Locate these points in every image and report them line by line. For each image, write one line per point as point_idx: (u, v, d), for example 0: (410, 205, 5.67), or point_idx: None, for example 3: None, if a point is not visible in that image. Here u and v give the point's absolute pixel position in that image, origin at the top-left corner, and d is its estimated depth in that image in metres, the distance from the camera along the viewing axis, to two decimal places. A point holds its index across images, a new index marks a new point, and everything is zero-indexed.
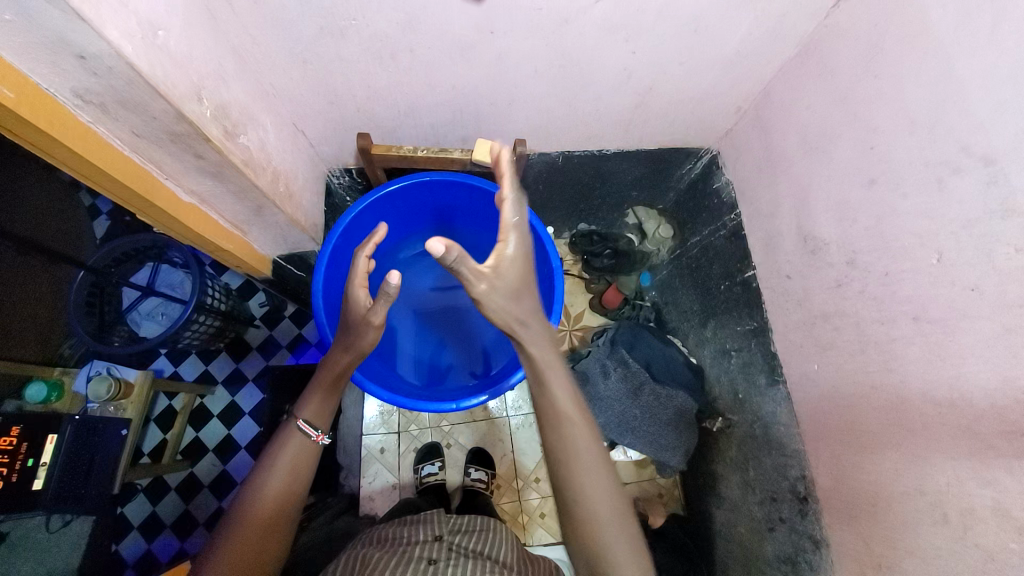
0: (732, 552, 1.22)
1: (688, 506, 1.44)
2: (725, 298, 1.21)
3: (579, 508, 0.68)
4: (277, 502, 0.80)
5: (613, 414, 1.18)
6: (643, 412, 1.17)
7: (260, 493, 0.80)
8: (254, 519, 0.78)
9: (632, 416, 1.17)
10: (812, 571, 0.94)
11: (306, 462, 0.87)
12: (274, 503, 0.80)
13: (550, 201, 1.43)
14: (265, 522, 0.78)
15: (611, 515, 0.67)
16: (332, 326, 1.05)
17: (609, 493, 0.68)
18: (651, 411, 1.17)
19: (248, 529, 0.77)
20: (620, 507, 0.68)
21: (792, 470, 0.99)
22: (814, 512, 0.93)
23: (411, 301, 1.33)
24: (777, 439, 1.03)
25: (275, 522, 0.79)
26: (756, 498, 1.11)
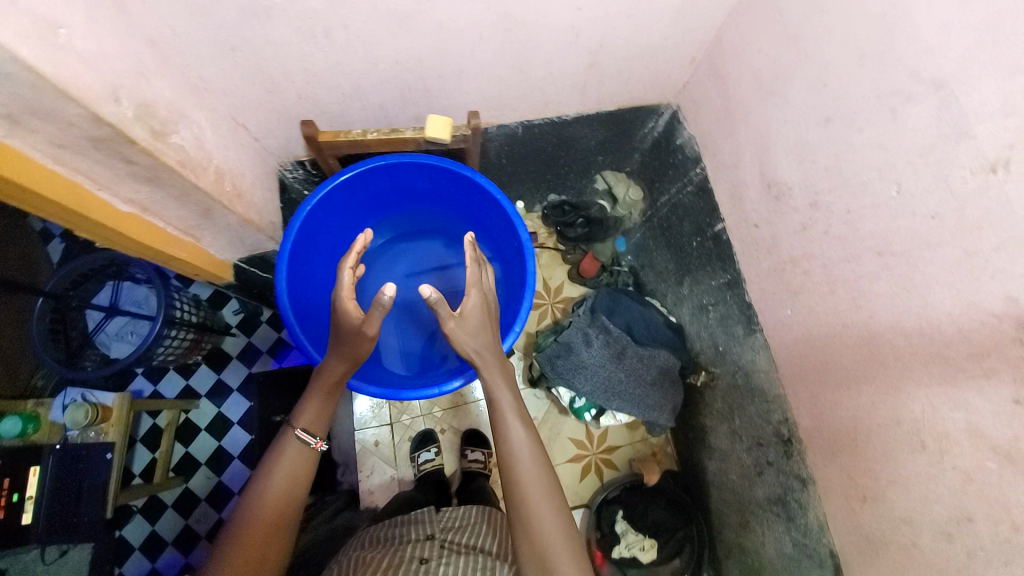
0: (725, 499, 1.26)
1: (681, 460, 1.48)
2: (698, 254, 1.21)
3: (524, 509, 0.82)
4: (278, 507, 0.80)
5: (599, 381, 1.18)
6: (630, 376, 1.17)
7: (261, 498, 0.80)
8: (259, 522, 0.78)
9: (618, 382, 1.17)
10: (801, 509, 0.97)
11: (307, 467, 0.85)
12: (275, 510, 0.80)
13: (516, 175, 1.40)
14: (269, 525, 0.79)
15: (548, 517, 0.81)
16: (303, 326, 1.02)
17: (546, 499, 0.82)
18: (637, 374, 1.17)
19: (254, 530, 0.77)
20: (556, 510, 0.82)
21: (774, 415, 1.01)
22: (799, 452, 0.96)
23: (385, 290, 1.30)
24: (758, 386, 1.05)
25: (278, 526, 0.79)
26: (743, 445, 1.14)
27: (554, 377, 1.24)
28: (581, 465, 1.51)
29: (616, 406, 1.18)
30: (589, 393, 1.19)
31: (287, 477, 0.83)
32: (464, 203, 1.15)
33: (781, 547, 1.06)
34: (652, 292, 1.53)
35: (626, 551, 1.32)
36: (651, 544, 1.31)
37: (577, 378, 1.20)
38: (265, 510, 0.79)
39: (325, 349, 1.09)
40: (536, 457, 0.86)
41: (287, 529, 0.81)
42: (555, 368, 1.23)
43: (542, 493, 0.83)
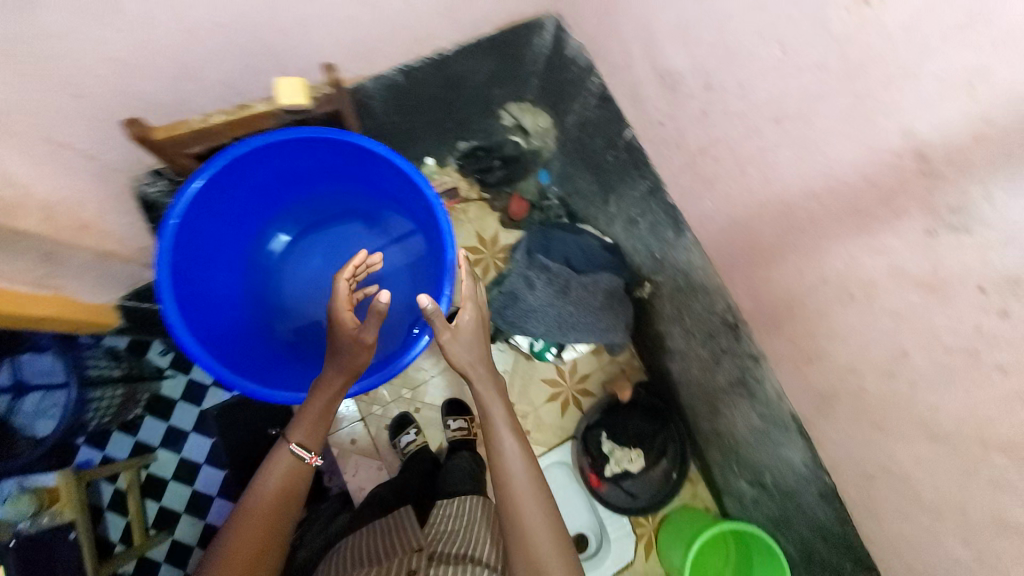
0: (694, 394, 1.31)
1: (649, 371, 1.52)
2: (616, 168, 1.18)
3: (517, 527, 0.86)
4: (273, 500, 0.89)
5: (550, 319, 1.15)
6: (579, 306, 1.14)
7: (260, 494, 0.89)
8: (257, 511, 0.88)
9: (570, 315, 1.15)
10: (759, 383, 1.02)
11: (299, 475, 0.94)
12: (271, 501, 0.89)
13: (415, 129, 1.30)
14: (267, 513, 0.88)
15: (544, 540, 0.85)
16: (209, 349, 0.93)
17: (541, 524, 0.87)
18: (585, 303, 1.15)
19: (254, 518, 0.87)
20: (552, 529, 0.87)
21: (718, 305, 1.03)
22: (746, 333, 0.99)
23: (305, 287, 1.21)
24: (699, 282, 1.06)
25: (273, 527, 0.88)
26: (698, 341, 1.17)
27: (507, 328, 1.21)
28: (558, 401, 1.54)
29: (573, 338, 1.17)
30: (544, 333, 1.17)
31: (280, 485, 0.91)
32: (361, 173, 1.06)
33: (750, 422, 1.12)
34: (584, 219, 1.50)
35: (617, 466, 1.38)
36: (638, 453, 1.37)
37: (529, 322, 1.17)
38: (260, 513, 0.87)
39: (245, 366, 1.00)
40: (532, 475, 0.91)
41: (282, 531, 0.89)
42: (505, 319, 1.20)
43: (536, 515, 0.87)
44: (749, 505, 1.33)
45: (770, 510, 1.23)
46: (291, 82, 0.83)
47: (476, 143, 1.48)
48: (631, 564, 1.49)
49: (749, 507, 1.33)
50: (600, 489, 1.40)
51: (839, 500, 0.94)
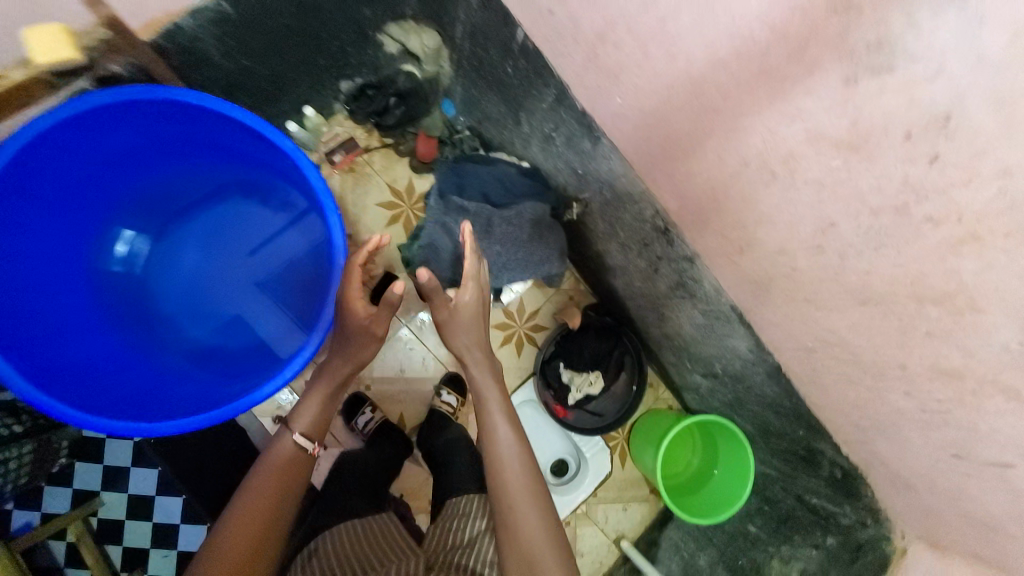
0: (642, 304, 1.31)
1: (597, 292, 1.50)
2: (517, 81, 1.05)
3: (510, 514, 0.88)
4: (281, 474, 0.97)
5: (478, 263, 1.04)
6: (507, 243, 1.03)
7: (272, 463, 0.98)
8: (270, 473, 0.96)
9: (499, 256, 1.04)
10: (697, 284, 1.01)
11: (302, 462, 1.01)
12: (281, 469, 0.97)
13: (281, 73, 1.14)
14: (279, 473, 0.96)
15: (537, 530, 0.87)
16: (60, 386, 0.85)
17: (536, 515, 0.88)
18: (511, 237, 1.03)
19: (268, 481, 0.95)
20: (545, 519, 0.88)
21: (646, 212, 0.98)
22: (677, 235, 0.95)
23: (182, 286, 1.14)
24: (624, 192, 1.00)
25: (277, 502, 0.93)
26: (635, 252, 1.15)
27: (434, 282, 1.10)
28: (510, 341, 1.50)
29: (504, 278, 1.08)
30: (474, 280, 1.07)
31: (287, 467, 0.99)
32: (201, 143, 0.97)
33: (696, 321, 1.13)
34: (500, 147, 1.38)
35: (580, 391, 1.37)
36: (597, 375, 1.36)
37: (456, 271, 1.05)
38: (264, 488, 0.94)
39: (120, 387, 0.93)
40: (523, 460, 0.94)
41: (280, 513, 0.93)
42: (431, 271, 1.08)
43: (527, 499, 0.90)
44: (706, 398, 1.38)
45: (726, 398, 1.28)
46: (47, 27, 0.79)
47: (363, 81, 1.30)
48: (610, 476, 1.55)
49: (707, 399, 1.39)
50: (568, 417, 1.39)
51: (786, 377, 0.97)
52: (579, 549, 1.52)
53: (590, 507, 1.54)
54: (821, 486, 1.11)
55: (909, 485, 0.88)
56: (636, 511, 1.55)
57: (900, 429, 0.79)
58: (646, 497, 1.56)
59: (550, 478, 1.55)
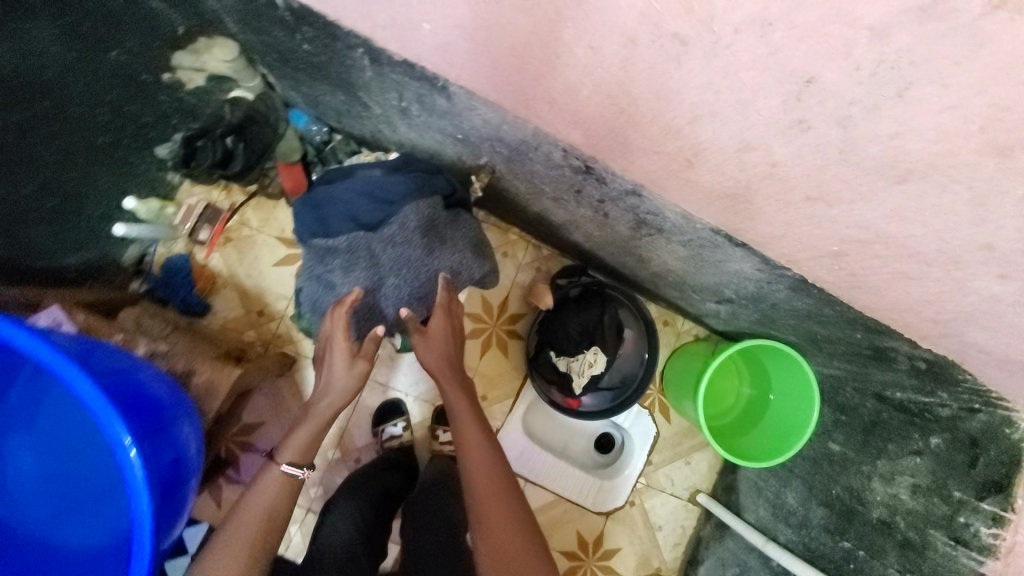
0: (613, 252, 1.06)
1: (562, 250, 1.25)
2: (325, 59, 0.78)
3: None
4: (253, 533, 0.76)
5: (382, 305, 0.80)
6: (403, 268, 0.78)
7: (245, 518, 0.77)
8: (239, 532, 0.75)
9: (401, 287, 0.79)
10: (659, 216, 0.74)
11: (286, 498, 0.81)
12: (255, 528, 0.76)
13: (65, 172, 0.94)
14: (256, 531, 0.76)
15: None
16: None
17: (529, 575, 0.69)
18: (405, 260, 0.78)
19: (236, 539, 0.75)
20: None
21: (555, 155, 0.71)
22: (604, 169, 0.68)
23: None
24: (516, 141, 0.73)
25: (255, 545, 0.75)
26: (572, 203, 0.89)
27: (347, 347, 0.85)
28: (489, 345, 1.29)
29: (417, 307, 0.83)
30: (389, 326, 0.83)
31: (275, 500, 0.80)
32: None
33: (679, 254, 0.86)
34: (375, 141, 1.10)
35: (583, 376, 1.12)
36: (595, 350, 1.11)
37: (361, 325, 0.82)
38: (239, 534, 0.75)
39: None
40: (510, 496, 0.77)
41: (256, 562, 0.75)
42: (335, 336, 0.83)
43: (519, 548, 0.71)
44: (729, 322, 1.14)
45: (752, 318, 1.02)
46: None
47: (189, 133, 1.09)
48: (659, 438, 1.35)
49: (731, 323, 1.14)
50: (583, 406, 1.17)
51: (817, 288, 0.71)
52: (656, 525, 1.35)
53: (652, 480, 1.35)
54: (905, 379, 0.87)
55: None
56: (701, 463, 1.35)
57: (1000, 316, 0.54)
58: (706, 443, 1.36)
59: (592, 458, 1.36)
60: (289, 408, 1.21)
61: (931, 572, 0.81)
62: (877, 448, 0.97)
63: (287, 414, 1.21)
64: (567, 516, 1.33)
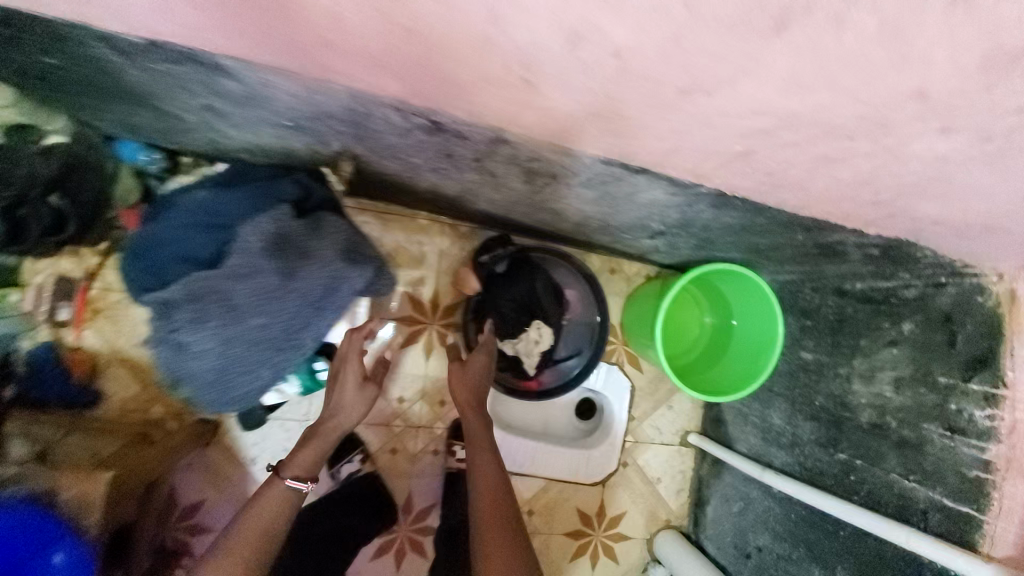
0: (526, 212, 0.93)
1: (479, 222, 1.12)
2: (89, 70, 0.62)
3: None
4: (252, 546, 0.73)
5: (258, 353, 0.64)
6: (263, 302, 0.62)
7: (247, 523, 0.75)
8: (242, 541, 0.73)
9: (272, 325, 0.63)
10: (541, 160, 0.61)
11: (287, 515, 0.78)
12: (253, 545, 0.73)
13: None
14: (258, 541, 0.74)
15: None
16: None
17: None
18: (263, 292, 0.62)
19: (238, 548, 0.72)
20: None
21: (393, 118, 0.57)
22: (452, 121, 0.54)
23: None
24: (345, 113, 0.58)
25: (252, 561, 0.72)
26: (453, 171, 0.75)
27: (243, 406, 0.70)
28: (432, 346, 1.16)
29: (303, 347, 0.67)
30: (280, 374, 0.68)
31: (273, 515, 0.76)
32: None
33: (588, 198, 0.74)
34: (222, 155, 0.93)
35: (533, 357, 1.02)
36: (538, 326, 0.99)
37: (243, 382, 0.66)
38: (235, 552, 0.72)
39: None
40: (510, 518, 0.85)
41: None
42: (222, 399, 0.69)
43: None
44: (672, 255, 1.03)
45: (692, 244, 0.91)
46: None
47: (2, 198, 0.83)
48: (636, 391, 1.26)
49: (675, 255, 1.03)
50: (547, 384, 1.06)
51: (740, 198, 0.59)
52: (654, 477, 1.28)
53: (639, 435, 1.27)
54: (861, 268, 0.81)
55: (990, 229, 0.53)
56: (684, 403, 1.28)
57: (949, 178, 0.43)
58: None
59: (574, 429, 1.27)
60: (227, 474, 1.07)
61: (934, 468, 0.74)
62: (850, 348, 0.89)
63: (227, 482, 1.07)
64: (564, 496, 1.25)
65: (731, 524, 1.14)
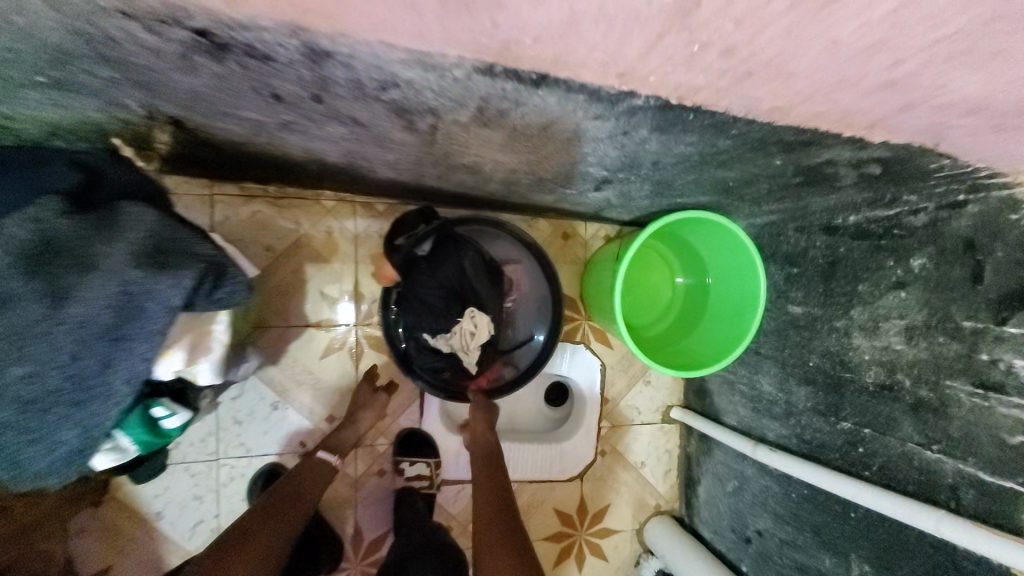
0: (436, 174, 0.74)
1: (395, 197, 0.92)
2: None
3: None
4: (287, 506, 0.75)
5: (39, 417, 0.44)
6: (23, 343, 0.42)
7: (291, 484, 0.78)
8: (280, 497, 0.75)
9: (52, 373, 0.44)
10: (398, 87, 0.41)
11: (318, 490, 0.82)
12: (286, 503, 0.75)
13: None
14: (293, 501, 0.76)
15: None
16: None
17: None
18: (18, 329, 0.42)
19: (277, 506, 0.74)
20: None
21: (142, 35, 0.37)
22: (219, 27, 0.34)
23: None
24: (73, 37, 0.38)
25: (289, 518, 0.73)
26: (307, 126, 0.54)
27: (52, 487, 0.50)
28: (360, 350, 0.97)
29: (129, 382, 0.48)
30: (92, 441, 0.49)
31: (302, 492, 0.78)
32: None
33: (496, 143, 0.55)
34: None
35: (472, 354, 0.83)
36: (472, 315, 0.81)
37: (32, 460, 0.46)
38: (269, 523, 0.71)
39: None
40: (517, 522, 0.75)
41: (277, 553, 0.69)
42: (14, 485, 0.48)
43: None
44: (627, 208, 0.86)
45: (647, 191, 0.73)
46: None
47: None
48: (607, 370, 1.10)
49: (631, 208, 0.86)
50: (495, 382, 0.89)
51: (690, 110, 0.41)
52: (638, 462, 1.13)
53: (616, 418, 1.11)
54: (855, 196, 0.66)
55: None
56: (663, 376, 1.13)
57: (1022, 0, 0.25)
58: None
59: (540, 419, 1.12)
60: (127, 534, 0.89)
61: (963, 434, 0.59)
62: (845, 296, 0.73)
63: (129, 544, 0.89)
64: (539, 497, 1.10)
65: (726, 506, 1.00)
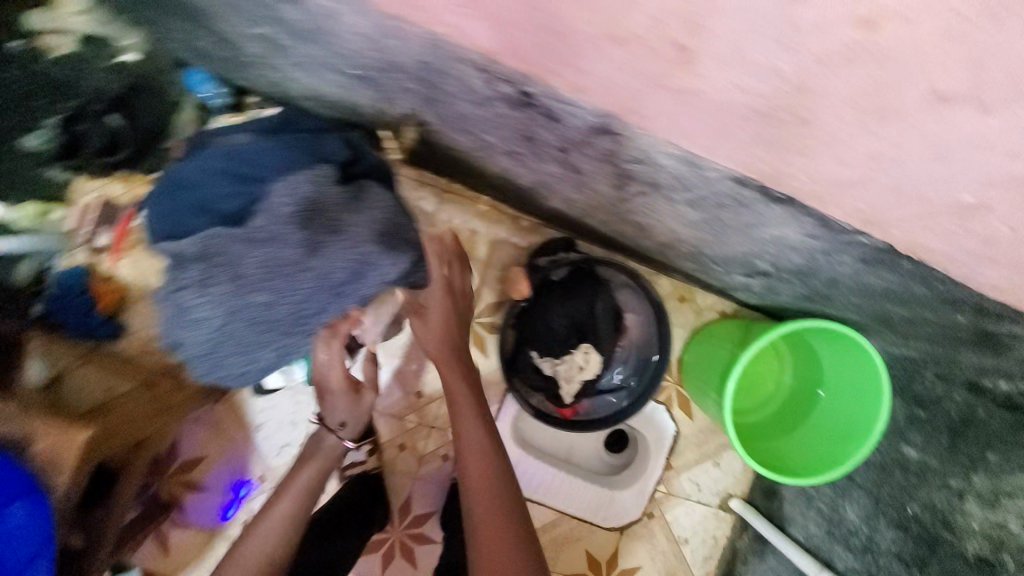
0: (601, 218, 0.80)
1: (543, 220, 1.00)
2: None
3: None
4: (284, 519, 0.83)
5: (262, 331, 0.56)
6: (273, 276, 0.54)
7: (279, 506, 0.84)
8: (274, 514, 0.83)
9: (284, 303, 0.55)
10: (646, 164, 0.48)
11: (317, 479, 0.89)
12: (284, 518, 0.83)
13: None
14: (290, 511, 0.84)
15: None
16: None
17: None
18: (276, 264, 0.53)
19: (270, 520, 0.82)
20: None
21: (473, 80, 0.45)
22: (545, 96, 0.41)
23: None
24: (415, 65, 0.47)
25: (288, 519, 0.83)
26: (529, 157, 0.62)
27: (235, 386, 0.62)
28: (464, 342, 1.06)
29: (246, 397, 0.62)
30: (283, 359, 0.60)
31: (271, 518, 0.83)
32: None
33: (686, 218, 0.60)
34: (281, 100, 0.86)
35: (572, 385, 0.88)
36: (586, 350, 0.87)
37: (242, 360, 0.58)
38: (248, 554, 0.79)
39: None
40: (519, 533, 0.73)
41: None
42: (211, 376, 0.60)
43: None
44: (763, 298, 0.87)
45: (796, 292, 0.75)
46: None
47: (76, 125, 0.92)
48: (680, 438, 1.11)
49: (766, 299, 0.87)
50: (583, 415, 0.92)
51: (907, 258, 0.44)
52: (680, 538, 1.12)
53: (673, 487, 1.12)
54: None
55: None
56: (733, 463, 1.12)
57: None
58: None
59: (597, 461, 1.15)
60: (229, 435, 1.02)
61: None
62: (968, 458, 0.71)
63: (229, 443, 1.02)
64: (575, 534, 1.12)
65: None
